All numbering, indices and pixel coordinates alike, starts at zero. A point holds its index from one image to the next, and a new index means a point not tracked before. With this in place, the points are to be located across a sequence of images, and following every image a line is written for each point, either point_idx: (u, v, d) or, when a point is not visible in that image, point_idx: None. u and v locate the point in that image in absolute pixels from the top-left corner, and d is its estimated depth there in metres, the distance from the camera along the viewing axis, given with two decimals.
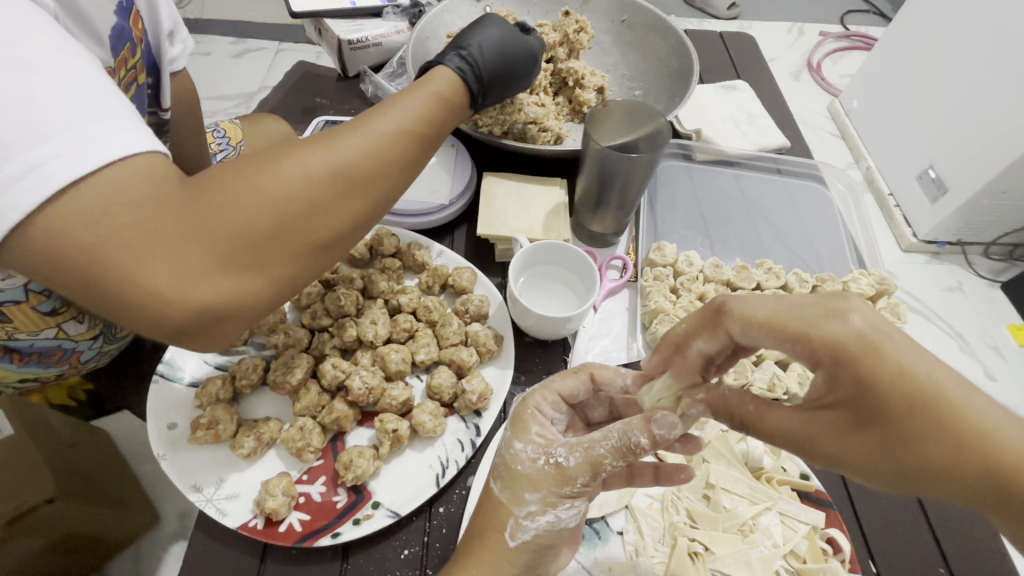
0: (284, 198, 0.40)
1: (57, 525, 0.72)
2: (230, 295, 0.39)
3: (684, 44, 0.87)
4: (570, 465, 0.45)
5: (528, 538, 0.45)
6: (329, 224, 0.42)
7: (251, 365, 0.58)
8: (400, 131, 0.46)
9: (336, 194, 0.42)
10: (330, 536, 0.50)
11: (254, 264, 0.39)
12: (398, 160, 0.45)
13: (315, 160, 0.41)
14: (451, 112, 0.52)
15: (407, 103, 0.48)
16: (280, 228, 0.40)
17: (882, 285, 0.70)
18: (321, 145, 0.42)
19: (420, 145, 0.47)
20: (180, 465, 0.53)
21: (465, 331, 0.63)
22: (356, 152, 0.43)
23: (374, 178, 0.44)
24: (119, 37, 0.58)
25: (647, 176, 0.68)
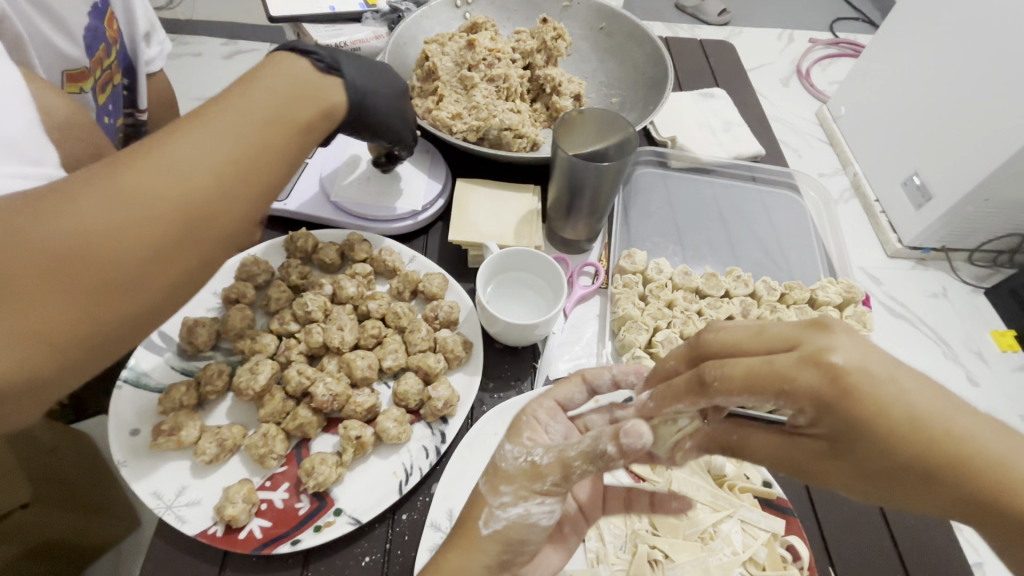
0: (114, 221, 0.35)
1: (37, 532, 0.73)
2: (112, 314, 0.36)
3: (661, 51, 0.87)
4: (543, 463, 0.44)
5: (500, 527, 0.44)
6: (209, 224, 0.39)
7: (217, 371, 0.58)
8: (267, 113, 0.43)
9: (208, 190, 0.38)
10: (290, 543, 0.50)
11: (131, 278, 0.36)
12: (273, 141, 0.43)
13: (175, 155, 0.38)
14: (320, 90, 0.48)
15: (261, 83, 0.44)
16: (114, 255, 0.35)
17: (849, 293, 0.71)
18: (180, 139, 0.39)
19: (296, 127, 0.45)
20: (140, 472, 0.52)
21: (433, 337, 0.63)
22: (223, 143, 0.40)
23: (227, 188, 0.40)
24: (91, 38, 0.62)
25: (617, 183, 0.68)
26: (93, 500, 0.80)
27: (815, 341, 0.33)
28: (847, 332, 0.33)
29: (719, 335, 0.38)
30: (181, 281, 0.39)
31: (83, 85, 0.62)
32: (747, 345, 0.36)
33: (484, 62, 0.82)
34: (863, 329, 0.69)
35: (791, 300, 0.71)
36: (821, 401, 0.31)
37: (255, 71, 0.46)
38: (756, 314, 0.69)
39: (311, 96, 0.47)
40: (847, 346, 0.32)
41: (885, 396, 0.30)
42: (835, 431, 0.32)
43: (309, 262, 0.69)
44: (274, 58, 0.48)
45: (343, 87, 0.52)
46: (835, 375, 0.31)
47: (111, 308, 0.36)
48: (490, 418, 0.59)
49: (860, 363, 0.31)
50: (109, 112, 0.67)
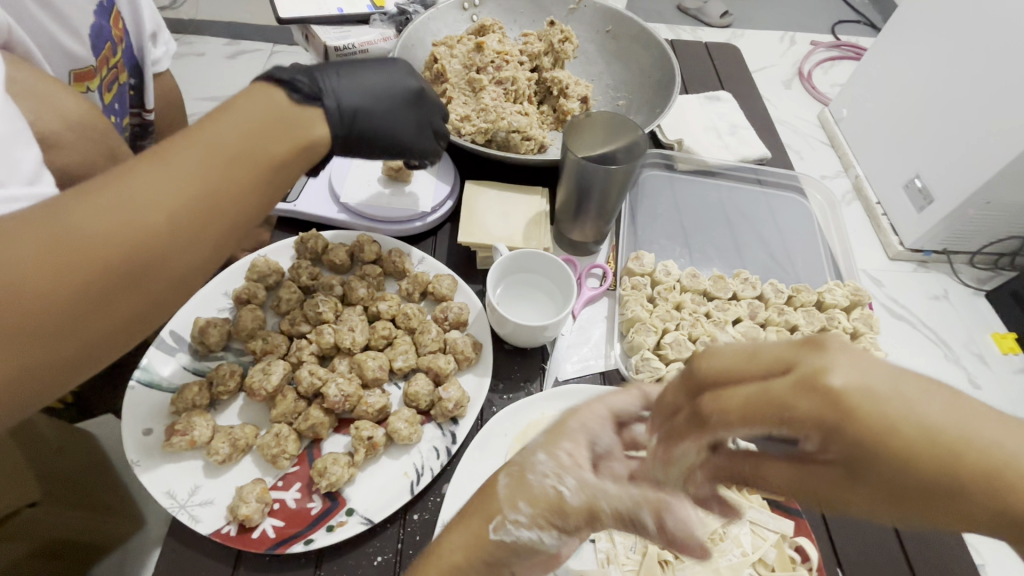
0: (78, 260, 0.36)
1: (43, 532, 0.71)
2: (55, 350, 0.37)
3: (668, 54, 0.88)
4: (571, 500, 0.40)
5: (509, 539, 0.41)
6: (165, 269, 0.40)
7: (229, 371, 0.58)
8: (238, 155, 0.44)
9: (165, 236, 0.40)
10: (303, 543, 0.51)
11: (78, 318, 0.37)
12: (241, 185, 0.44)
13: (135, 197, 0.39)
14: (298, 127, 0.49)
15: (237, 119, 0.45)
16: (77, 292, 0.36)
17: (857, 296, 0.72)
18: (141, 179, 0.40)
19: (268, 170, 0.46)
20: (153, 472, 0.53)
21: (443, 338, 0.64)
22: (188, 188, 0.41)
23: (194, 231, 0.41)
24: (97, 36, 0.62)
25: (625, 186, 0.69)
26: (105, 500, 0.79)
27: (809, 362, 0.27)
28: (843, 349, 0.27)
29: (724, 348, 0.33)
30: (128, 318, 0.40)
31: (89, 85, 0.63)
32: (741, 367, 0.30)
33: (491, 64, 0.83)
34: (870, 332, 0.70)
35: (798, 303, 0.72)
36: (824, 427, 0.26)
37: (231, 106, 0.46)
38: (764, 317, 0.69)
39: (290, 135, 0.48)
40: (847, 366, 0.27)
41: (888, 413, 0.25)
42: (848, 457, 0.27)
43: (319, 263, 0.70)
44: (249, 91, 0.48)
45: (327, 115, 0.53)
46: (834, 402, 0.26)
47: (56, 344, 0.37)
48: (500, 419, 0.59)
49: (860, 383, 0.26)
50: (115, 112, 0.68)
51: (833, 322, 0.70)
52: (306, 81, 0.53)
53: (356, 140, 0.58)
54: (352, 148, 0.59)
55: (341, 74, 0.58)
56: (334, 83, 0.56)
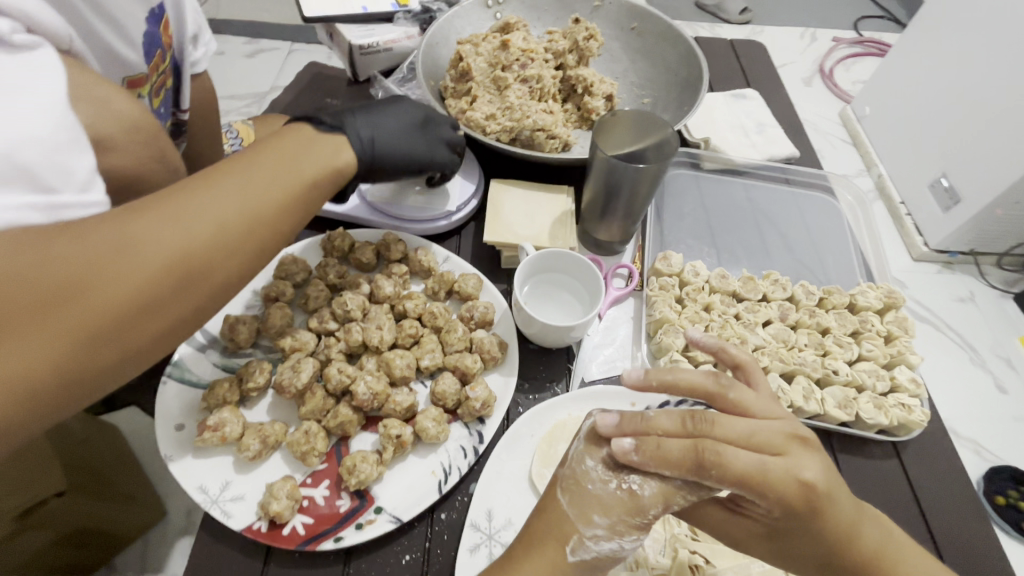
0: (153, 262, 0.40)
1: (67, 522, 0.73)
2: (111, 349, 0.39)
3: (695, 52, 0.87)
4: (644, 495, 0.44)
5: (588, 557, 0.44)
6: (167, 306, 0.41)
7: (258, 368, 0.58)
8: (254, 197, 0.46)
9: (171, 274, 0.41)
10: (333, 540, 0.51)
11: (143, 316, 0.40)
12: (251, 227, 0.45)
13: (151, 231, 0.40)
14: (315, 168, 0.52)
15: (260, 163, 0.49)
16: (149, 291, 0.40)
17: (890, 299, 0.70)
18: (160, 211, 0.41)
19: (282, 212, 0.48)
20: (186, 467, 0.53)
21: (469, 337, 0.64)
22: (200, 225, 0.43)
23: (248, 240, 0.45)
24: (149, 44, 0.63)
25: (654, 186, 0.68)
26: (128, 490, 0.79)
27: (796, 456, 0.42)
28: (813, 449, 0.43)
29: (741, 400, 0.46)
30: (178, 322, 0.43)
31: (141, 91, 0.64)
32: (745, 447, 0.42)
33: (517, 62, 0.82)
34: (905, 335, 0.68)
35: (829, 305, 0.70)
36: (790, 508, 0.41)
37: (254, 154, 0.50)
38: (794, 319, 0.68)
39: (306, 178, 0.50)
40: (815, 466, 0.42)
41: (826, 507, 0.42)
42: (786, 525, 0.44)
43: (346, 261, 0.70)
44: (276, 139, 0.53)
45: (353, 147, 0.56)
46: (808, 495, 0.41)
47: (114, 343, 0.39)
48: (526, 420, 0.59)
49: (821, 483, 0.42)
50: (161, 115, 0.69)
51: (865, 325, 0.68)
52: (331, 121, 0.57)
53: (385, 168, 0.61)
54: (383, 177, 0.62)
55: (362, 110, 0.61)
56: (357, 121, 0.59)
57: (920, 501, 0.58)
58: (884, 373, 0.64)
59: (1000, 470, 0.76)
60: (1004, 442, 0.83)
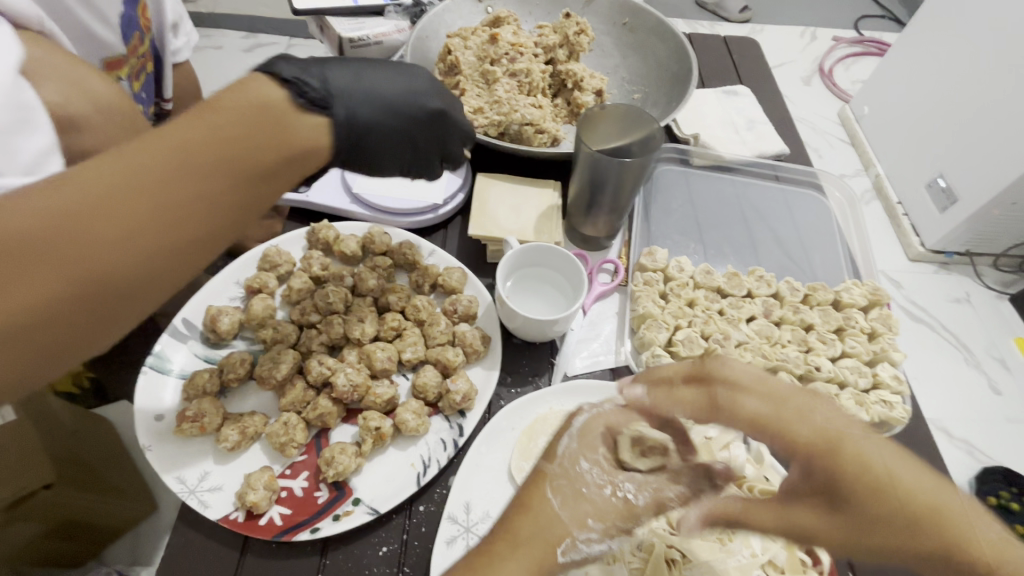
0: (87, 241, 0.34)
1: (59, 512, 0.73)
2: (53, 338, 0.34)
3: (685, 48, 0.86)
4: (638, 503, 0.43)
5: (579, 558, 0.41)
6: (104, 304, 0.36)
7: (239, 360, 0.59)
8: (152, 194, 0.36)
9: (41, 303, 0.33)
10: (309, 531, 0.51)
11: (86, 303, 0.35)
12: (147, 236, 0.36)
13: (74, 217, 0.34)
14: (243, 152, 0.39)
15: (165, 145, 0.37)
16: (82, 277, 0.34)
17: (875, 296, 0.70)
18: (46, 206, 0.33)
19: (192, 213, 0.37)
20: (164, 456, 0.53)
21: (451, 331, 0.63)
22: (77, 236, 0.34)
23: (202, 216, 0.38)
24: (126, 26, 0.63)
25: (640, 180, 0.68)
26: (115, 482, 0.78)
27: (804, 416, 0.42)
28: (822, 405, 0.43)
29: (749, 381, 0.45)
30: (130, 307, 0.37)
31: (120, 74, 0.63)
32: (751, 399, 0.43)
33: (505, 56, 0.82)
34: (889, 332, 0.68)
35: (814, 302, 0.70)
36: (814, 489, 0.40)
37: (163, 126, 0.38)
38: (778, 315, 0.68)
39: (229, 168, 0.39)
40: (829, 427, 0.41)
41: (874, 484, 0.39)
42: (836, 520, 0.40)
43: (330, 254, 0.70)
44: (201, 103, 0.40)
45: (335, 126, 0.47)
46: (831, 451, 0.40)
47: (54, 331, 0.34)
48: (507, 413, 0.59)
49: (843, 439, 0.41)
50: (141, 100, 0.68)
51: (849, 322, 0.68)
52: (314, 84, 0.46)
53: (362, 151, 0.52)
54: (354, 160, 0.53)
55: (345, 72, 0.51)
56: (340, 86, 0.49)
57: None
58: (865, 369, 0.64)
59: (991, 470, 0.76)
60: (995, 442, 0.83)
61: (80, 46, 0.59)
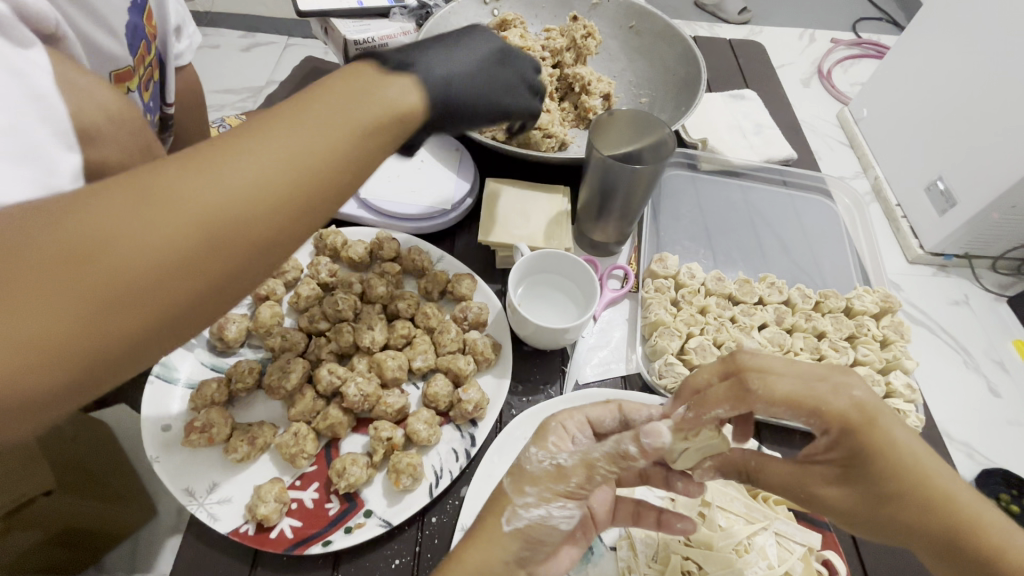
0: (185, 210, 0.30)
1: (59, 518, 0.71)
2: (143, 317, 0.30)
3: (693, 51, 0.86)
4: (569, 465, 0.45)
5: (522, 526, 0.44)
6: (195, 284, 0.31)
7: (247, 369, 0.58)
8: (225, 180, 0.32)
9: (136, 273, 0.29)
10: (321, 544, 0.50)
11: (183, 277, 0.30)
12: (249, 207, 0.32)
13: (179, 192, 0.31)
14: (339, 143, 0.36)
15: (263, 141, 0.34)
16: (185, 249, 0.30)
17: (886, 303, 0.70)
18: (147, 190, 0.30)
19: (249, 206, 0.32)
20: (172, 467, 0.52)
21: (462, 338, 0.63)
22: (97, 228, 0.29)
23: (314, 181, 0.34)
24: (135, 35, 0.58)
25: (651, 187, 0.67)
26: (117, 491, 0.76)
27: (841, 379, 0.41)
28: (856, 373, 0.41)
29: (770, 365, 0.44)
30: (228, 284, 0.33)
31: (129, 86, 0.58)
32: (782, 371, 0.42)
33: None
34: (900, 340, 0.68)
35: (825, 309, 0.70)
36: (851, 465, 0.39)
37: (254, 117, 0.35)
38: (790, 323, 0.68)
39: (302, 162, 0.34)
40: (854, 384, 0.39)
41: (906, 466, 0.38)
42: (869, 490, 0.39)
43: (336, 260, 0.69)
44: (293, 96, 0.37)
45: (419, 73, 0.43)
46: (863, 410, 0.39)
47: (142, 307, 0.29)
48: (519, 422, 0.58)
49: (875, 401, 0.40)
50: (149, 110, 0.64)
51: (861, 330, 0.68)
52: (384, 63, 0.42)
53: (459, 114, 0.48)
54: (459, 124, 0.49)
55: (439, 62, 0.47)
56: (421, 64, 0.44)
57: None
58: (879, 378, 0.63)
59: (992, 473, 0.75)
60: (998, 446, 0.83)
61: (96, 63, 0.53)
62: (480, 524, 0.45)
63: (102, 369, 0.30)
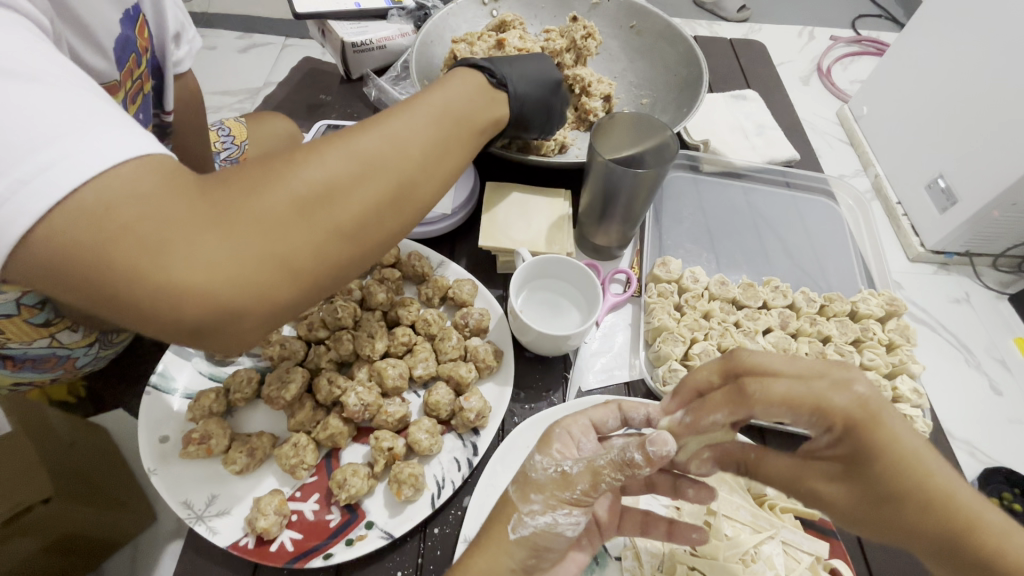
0: (370, 166, 0.38)
1: (55, 526, 0.68)
2: (341, 248, 0.37)
3: (694, 52, 0.85)
4: (573, 472, 0.45)
5: (527, 534, 0.43)
6: (375, 226, 0.39)
7: (246, 378, 0.57)
8: (393, 146, 0.40)
9: (336, 212, 0.36)
10: (322, 557, 0.49)
11: (371, 217, 0.38)
12: (413, 167, 0.40)
13: (366, 150, 0.39)
14: (458, 129, 0.45)
15: (407, 120, 0.42)
16: (373, 195, 0.38)
17: (892, 307, 0.69)
18: (340, 150, 0.38)
19: (416, 167, 0.41)
20: (170, 479, 0.52)
21: (464, 345, 0.62)
22: (306, 176, 0.36)
23: (447, 154, 0.43)
24: (124, 49, 0.56)
25: (653, 190, 0.66)
26: (115, 495, 0.76)
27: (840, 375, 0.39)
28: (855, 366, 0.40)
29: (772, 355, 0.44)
30: (392, 230, 0.40)
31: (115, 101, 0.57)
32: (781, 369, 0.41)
33: None
34: (906, 344, 0.67)
35: (831, 313, 0.70)
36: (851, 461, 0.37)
37: (405, 101, 0.44)
38: (795, 327, 0.67)
39: (448, 140, 0.43)
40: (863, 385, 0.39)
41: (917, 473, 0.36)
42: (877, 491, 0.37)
43: None
44: (426, 90, 0.47)
45: (509, 97, 0.54)
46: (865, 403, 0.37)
47: (344, 241, 0.37)
48: (522, 431, 0.58)
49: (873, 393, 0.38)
50: (139, 123, 0.62)
51: (866, 333, 0.68)
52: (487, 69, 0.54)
53: (521, 128, 0.59)
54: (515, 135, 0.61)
55: (518, 67, 0.58)
56: (509, 69, 0.56)
57: None
58: (885, 383, 0.63)
59: (994, 471, 0.75)
60: (1000, 445, 0.82)
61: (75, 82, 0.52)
62: (485, 535, 0.44)
63: (310, 288, 0.37)
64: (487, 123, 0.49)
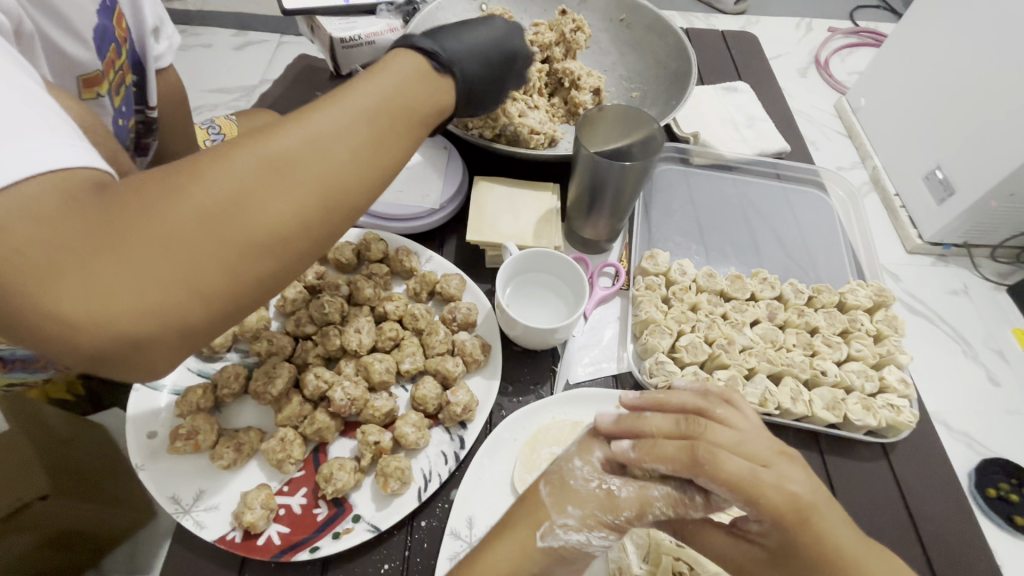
0: (282, 177, 0.36)
1: (53, 522, 0.70)
2: (255, 265, 0.35)
3: (683, 44, 0.85)
4: (621, 496, 0.45)
5: (557, 544, 0.44)
6: (292, 237, 0.36)
7: (233, 374, 0.57)
8: (311, 151, 0.37)
9: (244, 226, 0.35)
10: (309, 550, 0.49)
11: (286, 230, 0.36)
12: (332, 173, 0.38)
13: (277, 158, 0.36)
14: (394, 125, 0.41)
15: (330, 121, 0.39)
16: (285, 207, 0.36)
17: (880, 297, 0.69)
18: (249, 161, 0.36)
19: (335, 175, 0.38)
20: (158, 475, 0.52)
21: (451, 340, 0.62)
22: (209, 190, 0.34)
23: (377, 153, 0.40)
24: (102, 39, 0.56)
25: (640, 183, 0.66)
26: (113, 492, 0.75)
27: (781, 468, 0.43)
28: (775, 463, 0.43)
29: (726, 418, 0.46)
30: (317, 240, 0.38)
31: (98, 91, 0.57)
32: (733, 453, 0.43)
33: None
34: (895, 334, 0.67)
35: (819, 304, 0.70)
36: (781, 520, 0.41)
37: (331, 97, 0.41)
38: (783, 319, 0.68)
39: (377, 142, 0.40)
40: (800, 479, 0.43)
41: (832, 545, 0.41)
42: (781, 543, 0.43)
43: (324, 262, 0.68)
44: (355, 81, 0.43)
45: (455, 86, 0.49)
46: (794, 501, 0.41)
47: (256, 257, 0.35)
48: (509, 424, 0.58)
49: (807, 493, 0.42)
50: (120, 114, 0.62)
51: (854, 324, 0.68)
52: (454, 78, 0.49)
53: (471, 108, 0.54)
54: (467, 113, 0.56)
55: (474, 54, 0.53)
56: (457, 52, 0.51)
57: (908, 503, 0.58)
58: (873, 373, 0.64)
59: (991, 462, 0.74)
60: (997, 436, 0.82)
61: (55, 69, 0.51)
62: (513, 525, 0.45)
63: (221, 309, 0.35)
64: (432, 113, 0.45)
